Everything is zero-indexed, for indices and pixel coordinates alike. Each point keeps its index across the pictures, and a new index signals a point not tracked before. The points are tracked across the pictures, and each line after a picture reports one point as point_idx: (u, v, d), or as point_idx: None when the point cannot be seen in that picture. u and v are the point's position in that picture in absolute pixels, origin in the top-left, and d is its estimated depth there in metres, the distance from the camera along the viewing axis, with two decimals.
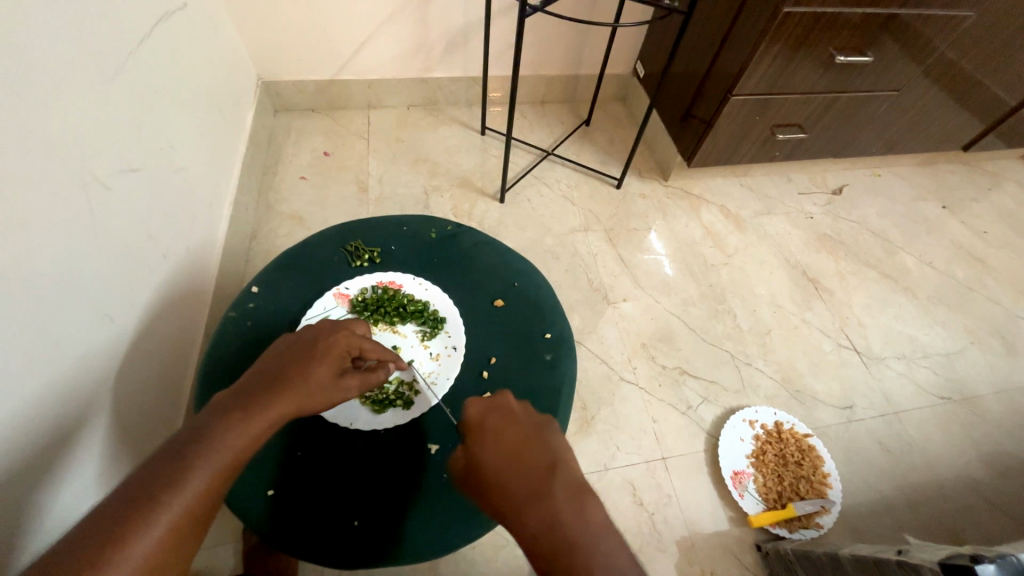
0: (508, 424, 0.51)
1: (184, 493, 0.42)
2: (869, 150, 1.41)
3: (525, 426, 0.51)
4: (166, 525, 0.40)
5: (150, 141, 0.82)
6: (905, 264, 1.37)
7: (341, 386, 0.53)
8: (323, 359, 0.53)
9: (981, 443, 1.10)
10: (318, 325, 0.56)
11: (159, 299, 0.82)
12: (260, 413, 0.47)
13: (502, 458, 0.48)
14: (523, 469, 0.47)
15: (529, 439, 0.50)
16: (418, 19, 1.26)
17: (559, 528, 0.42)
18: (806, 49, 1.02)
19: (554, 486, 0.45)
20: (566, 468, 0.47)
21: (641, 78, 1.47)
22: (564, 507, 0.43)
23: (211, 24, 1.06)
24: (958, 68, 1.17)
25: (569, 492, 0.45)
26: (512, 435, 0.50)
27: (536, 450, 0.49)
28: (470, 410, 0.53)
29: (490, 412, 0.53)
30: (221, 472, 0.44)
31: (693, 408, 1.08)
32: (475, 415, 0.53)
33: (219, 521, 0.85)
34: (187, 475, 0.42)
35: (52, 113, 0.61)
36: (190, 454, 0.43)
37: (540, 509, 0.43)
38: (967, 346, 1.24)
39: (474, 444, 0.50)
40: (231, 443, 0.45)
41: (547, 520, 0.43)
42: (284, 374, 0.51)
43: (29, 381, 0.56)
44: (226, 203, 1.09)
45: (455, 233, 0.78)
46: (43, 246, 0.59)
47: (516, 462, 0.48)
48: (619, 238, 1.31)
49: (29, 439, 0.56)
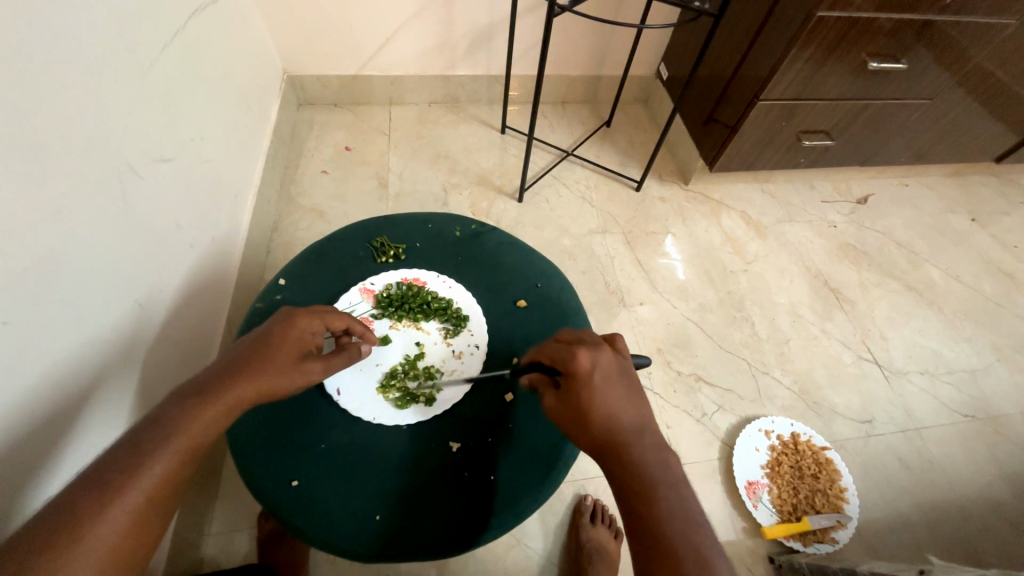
0: (614, 378, 0.50)
1: (142, 479, 0.41)
2: (897, 159, 1.37)
3: (623, 382, 0.51)
4: (125, 511, 0.40)
5: (182, 132, 0.83)
6: (930, 277, 1.34)
7: (304, 369, 0.53)
8: (280, 345, 0.52)
9: (1006, 464, 1.07)
10: (277, 313, 0.55)
11: (183, 287, 0.83)
12: (216, 398, 0.46)
13: (595, 407, 0.49)
14: (613, 418, 0.49)
15: (628, 398, 0.50)
16: (444, 17, 1.26)
17: (646, 477, 0.45)
18: (838, 55, 1.00)
19: (645, 445, 0.47)
20: (653, 430, 0.49)
21: (664, 80, 1.46)
22: (648, 460, 0.46)
23: (241, 18, 1.08)
24: (995, 78, 1.13)
25: (655, 448, 0.48)
26: (613, 391, 0.50)
27: (627, 405, 0.49)
28: (577, 358, 0.51)
29: (599, 363, 0.50)
30: (182, 455, 0.43)
31: (707, 416, 1.07)
32: (581, 365, 0.50)
33: (235, 508, 0.87)
34: (147, 462, 0.42)
35: (91, 105, 0.63)
36: (148, 441, 0.43)
37: (626, 459, 0.47)
38: (992, 363, 1.21)
39: (574, 389, 0.50)
40: (190, 427, 0.44)
41: (639, 472, 0.46)
42: (242, 364, 0.49)
43: (45, 363, 0.56)
44: (250, 194, 1.11)
45: (478, 232, 0.78)
46: (79, 233, 0.61)
47: (613, 420, 0.48)
48: (638, 241, 1.30)
49: (39, 418, 0.55)
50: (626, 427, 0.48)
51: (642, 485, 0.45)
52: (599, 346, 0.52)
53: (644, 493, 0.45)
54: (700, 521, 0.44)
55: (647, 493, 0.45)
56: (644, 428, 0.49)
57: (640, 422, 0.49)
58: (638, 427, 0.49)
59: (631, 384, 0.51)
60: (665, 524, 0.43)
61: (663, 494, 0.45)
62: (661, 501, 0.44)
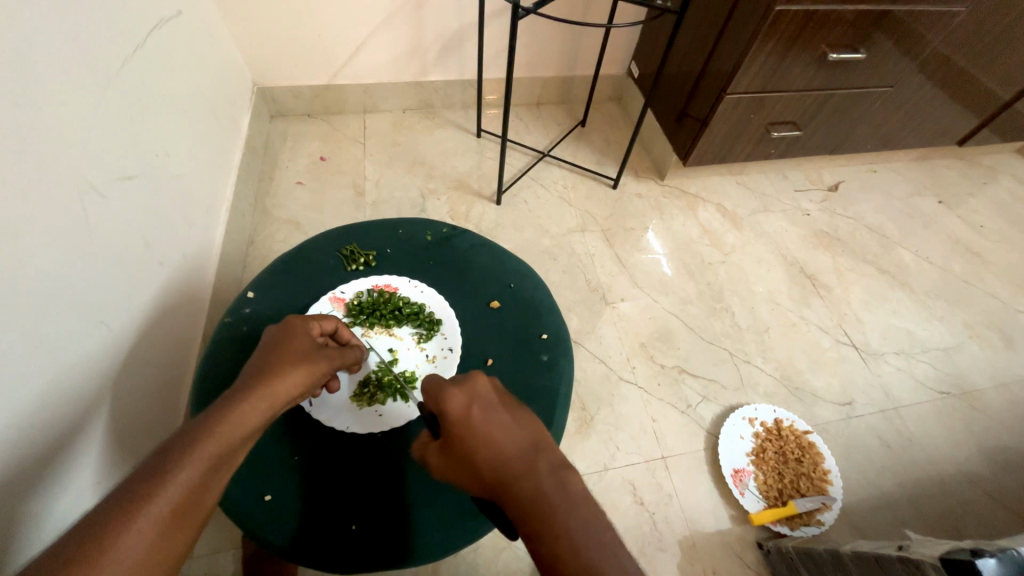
0: (497, 409, 0.49)
1: (168, 488, 0.40)
2: (865, 146, 1.41)
3: (507, 412, 0.49)
4: (149, 522, 0.38)
5: (146, 148, 0.82)
6: (902, 259, 1.37)
7: (317, 359, 0.54)
8: (290, 348, 0.53)
9: (983, 437, 1.10)
10: (269, 326, 0.57)
11: (155, 304, 0.82)
12: (245, 400, 0.47)
13: (489, 441, 0.47)
14: (506, 451, 0.46)
15: (515, 421, 0.49)
16: (413, 24, 1.26)
17: (545, 507, 0.42)
18: (799, 47, 1.02)
19: (541, 471, 0.45)
20: (546, 452, 0.46)
21: (636, 78, 1.47)
22: (547, 487, 0.43)
23: (205, 30, 1.07)
24: (952, 62, 1.17)
25: (553, 470, 0.45)
26: (498, 420, 0.49)
27: (517, 433, 0.48)
28: (450, 401, 0.50)
29: (475, 399, 0.50)
30: (210, 462, 0.43)
31: (692, 407, 1.08)
32: (457, 408, 0.49)
33: (218, 528, 0.85)
34: (173, 469, 0.41)
35: (47, 123, 0.61)
36: (174, 450, 0.42)
37: (528, 491, 0.43)
38: (965, 340, 1.24)
39: (467, 433, 0.48)
40: (219, 430, 0.44)
41: (539, 505, 0.42)
42: (262, 372, 0.50)
43: (8, 397, 0.53)
44: (223, 209, 1.09)
45: (450, 235, 0.78)
46: (39, 254, 0.59)
47: (502, 457, 0.46)
48: (617, 237, 1.31)
49: (30, 446, 0.56)
50: (518, 453, 0.46)
51: (545, 517, 0.42)
52: (473, 381, 0.51)
53: (546, 526, 0.41)
54: (608, 537, 0.41)
55: (551, 526, 0.41)
56: (538, 451, 0.46)
57: (531, 448, 0.47)
58: (531, 452, 0.46)
59: (515, 410, 0.50)
60: (569, 550, 0.40)
61: (567, 519, 0.41)
62: (567, 532, 0.41)
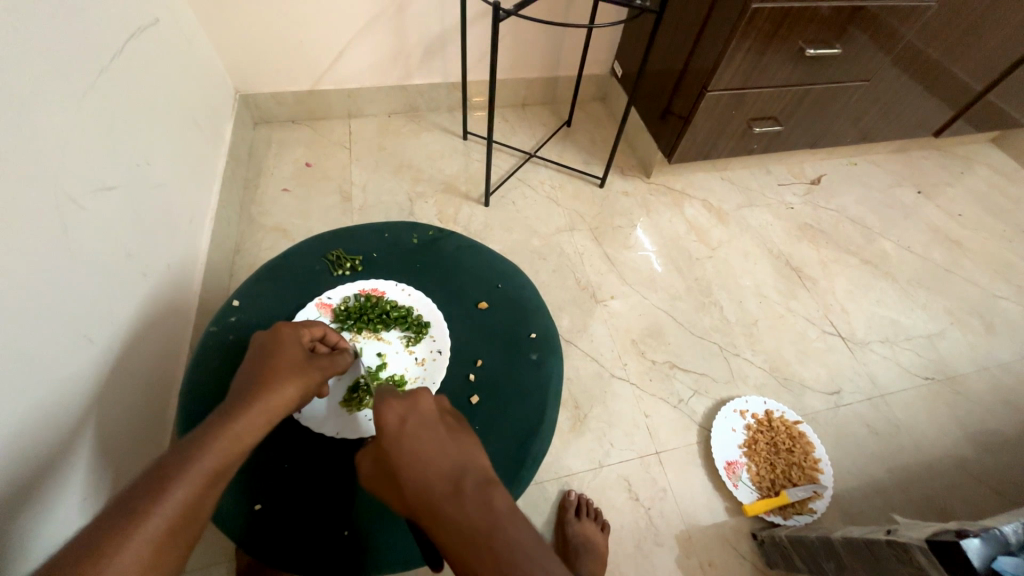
0: (429, 426, 0.52)
1: (166, 505, 0.40)
2: (844, 139, 1.43)
3: (439, 429, 0.51)
4: (148, 539, 0.39)
5: (126, 158, 0.81)
6: (884, 250, 1.40)
7: (311, 370, 0.56)
8: (282, 359, 0.54)
9: (967, 421, 1.12)
10: (260, 335, 0.57)
11: (140, 317, 0.81)
12: (239, 416, 0.48)
13: (418, 458, 0.49)
14: (434, 470, 0.48)
15: (447, 440, 0.50)
16: (395, 28, 1.26)
17: (465, 528, 0.43)
18: (777, 42, 1.03)
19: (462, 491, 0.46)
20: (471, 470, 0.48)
21: (619, 77, 1.49)
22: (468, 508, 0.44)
23: (184, 38, 1.05)
24: (924, 56, 1.20)
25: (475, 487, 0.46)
26: (429, 435, 0.51)
27: (445, 452, 0.49)
28: (384, 415, 0.52)
29: (405, 417, 0.52)
30: (207, 478, 0.43)
31: (684, 401, 1.09)
32: (389, 423, 0.52)
33: (209, 542, 0.83)
34: (169, 486, 0.41)
35: (21, 135, 0.60)
36: (171, 466, 0.42)
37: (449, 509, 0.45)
38: (947, 327, 1.27)
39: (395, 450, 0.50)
40: (214, 447, 0.45)
41: (461, 528, 0.43)
42: (255, 383, 0.51)
43: None
44: (207, 218, 1.08)
45: (437, 238, 0.78)
46: (21, 268, 0.58)
47: (425, 478, 0.47)
48: (605, 236, 1.32)
49: (19, 463, 0.56)
50: (443, 474, 0.47)
51: (464, 538, 0.42)
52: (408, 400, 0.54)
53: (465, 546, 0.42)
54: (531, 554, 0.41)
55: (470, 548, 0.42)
56: (463, 470, 0.48)
57: (457, 466, 0.48)
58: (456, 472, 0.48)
59: (447, 429, 0.52)
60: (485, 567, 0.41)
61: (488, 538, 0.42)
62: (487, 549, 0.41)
